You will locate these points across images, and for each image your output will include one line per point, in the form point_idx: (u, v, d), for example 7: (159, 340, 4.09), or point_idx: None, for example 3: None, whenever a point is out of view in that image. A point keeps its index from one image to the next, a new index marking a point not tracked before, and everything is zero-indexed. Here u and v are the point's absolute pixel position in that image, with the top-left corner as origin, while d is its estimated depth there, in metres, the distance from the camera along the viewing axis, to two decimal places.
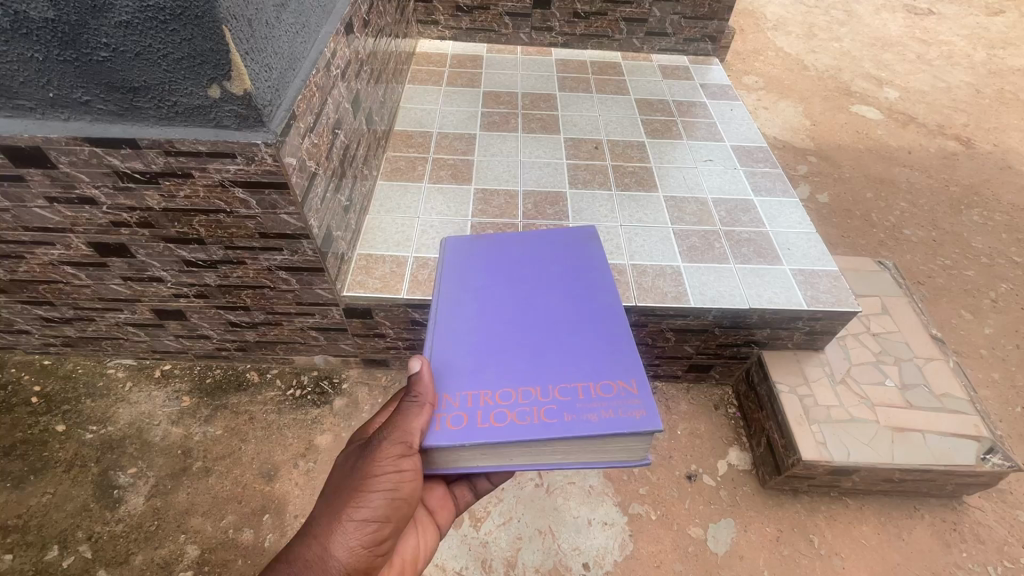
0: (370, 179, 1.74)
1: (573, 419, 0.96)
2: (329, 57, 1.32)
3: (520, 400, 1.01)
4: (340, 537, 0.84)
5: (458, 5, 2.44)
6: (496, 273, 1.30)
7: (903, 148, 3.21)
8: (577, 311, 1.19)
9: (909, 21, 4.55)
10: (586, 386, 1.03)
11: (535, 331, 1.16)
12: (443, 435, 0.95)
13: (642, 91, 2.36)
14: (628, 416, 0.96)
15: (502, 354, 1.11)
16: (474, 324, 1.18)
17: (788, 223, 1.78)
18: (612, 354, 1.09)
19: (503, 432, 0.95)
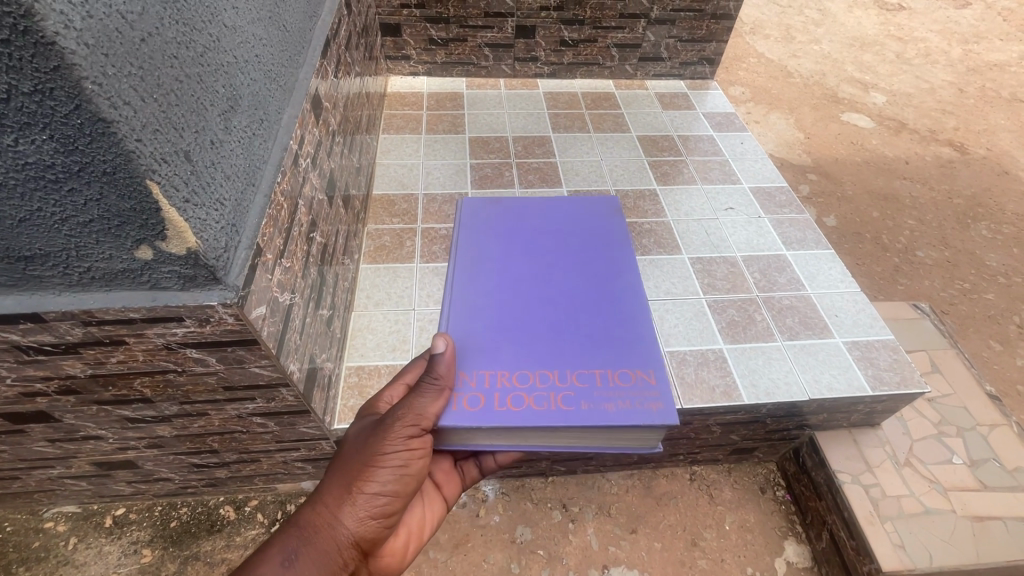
0: (352, 266, 1.47)
1: (591, 407, 0.95)
2: (296, 152, 1.05)
3: (538, 384, 1.00)
4: (349, 509, 0.80)
5: (431, 39, 2.18)
6: (513, 253, 1.28)
7: (900, 158, 3.10)
8: (595, 293, 1.18)
9: (882, 18, 4.48)
10: (603, 373, 1.01)
11: (556, 313, 1.14)
12: (462, 416, 0.93)
13: (643, 126, 2.14)
14: (643, 408, 0.94)
15: (520, 337, 1.09)
16: (491, 304, 1.16)
17: (828, 282, 1.59)
18: (629, 345, 1.07)
19: (522, 417, 0.94)
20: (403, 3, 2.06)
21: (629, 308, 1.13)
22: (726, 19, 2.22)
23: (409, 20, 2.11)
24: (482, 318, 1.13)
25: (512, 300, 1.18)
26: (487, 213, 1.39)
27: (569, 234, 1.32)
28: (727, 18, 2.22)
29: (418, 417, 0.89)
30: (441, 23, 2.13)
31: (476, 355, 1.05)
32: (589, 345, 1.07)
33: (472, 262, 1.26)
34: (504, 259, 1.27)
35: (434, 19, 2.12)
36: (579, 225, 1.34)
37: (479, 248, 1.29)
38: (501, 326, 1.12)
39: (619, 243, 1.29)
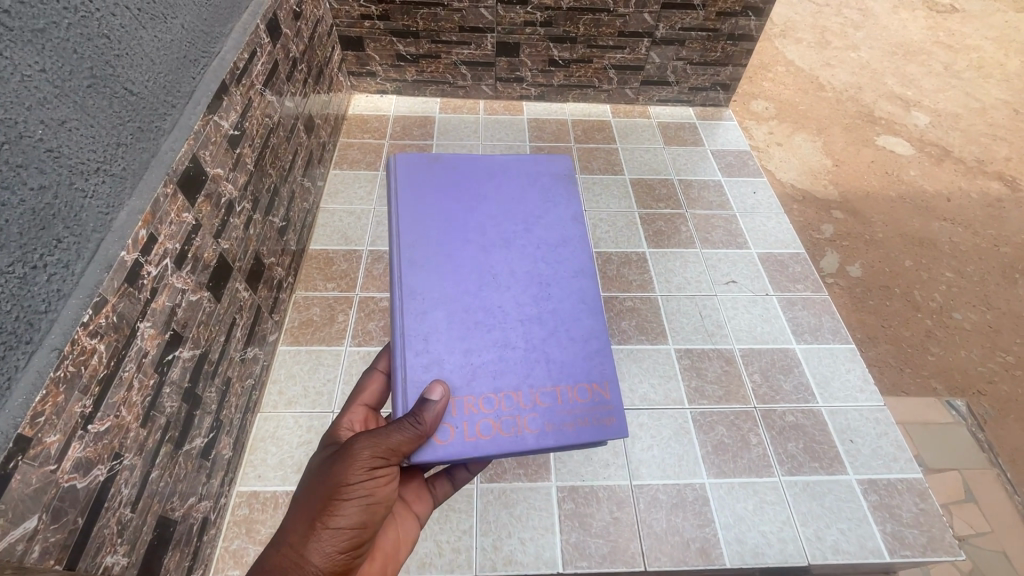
0: (261, 353, 1.22)
1: (556, 431, 0.87)
2: (134, 264, 0.79)
3: (504, 406, 0.89)
4: (317, 544, 0.71)
5: (399, 54, 1.89)
6: (462, 235, 1.05)
7: (942, 194, 2.72)
8: (554, 283, 1.00)
9: (931, 21, 4.00)
10: (563, 388, 0.92)
11: (516, 312, 0.97)
12: (433, 453, 0.83)
13: (639, 166, 1.83)
14: (601, 425, 0.88)
15: (480, 348, 0.94)
16: (444, 304, 0.97)
17: (845, 392, 1.30)
18: (587, 349, 0.95)
19: (491, 447, 0.85)
20: (363, 14, 1.77)
21: (587, 303, 0.99)
22: (746, 41, 1.87)
23: (372, 33, 1.82)
24: (436, 324, 0.95)
25: (465, 299, 0.98)
26: (427, 174, 1.10)
27: (520, 211, 1.08)
28: (748, 39, 1.88)
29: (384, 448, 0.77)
30: (409, 38, 1.84)
31: (445, 379, 0.90)
32: (549, 352, 0.94)
33: (425, 225, 1.04)
34: (451, 244, 1.03)
35: (401, 33, 1.83)
36: (528, 200, 1.09)
37: (423, 230, 1.03)
38: (458, 332, 0.95)
39: (572, 222, 1.07)
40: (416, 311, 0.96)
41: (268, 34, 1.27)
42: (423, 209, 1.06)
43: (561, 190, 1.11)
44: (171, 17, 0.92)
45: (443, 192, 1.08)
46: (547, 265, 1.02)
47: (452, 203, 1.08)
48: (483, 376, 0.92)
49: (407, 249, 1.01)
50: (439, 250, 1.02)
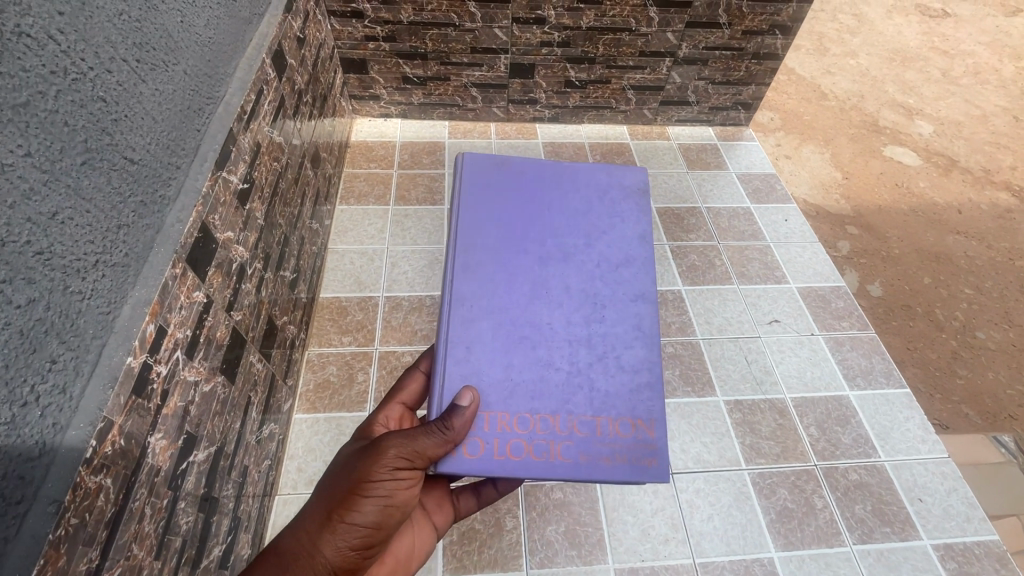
0: (277, 428, 1.09)
1: (589, 465, 0.75)
2: (141, 368, 0.66)
3: (539, 428, 0.78)
4: (327, 541, 0.68)
5: (406, 76, 1.76)
6: (519, 241, 0.90)
7: (953, 206, 2.69)
8: (610, 308, 0.87)
9: (924, 28, 3.87)
10: (605, 418, 0.80)
11: (566, 332, 0.85)
12: (454, 463, 0.74)
13: (664, 193, 1.74)
14: (640, 467, 0.76)
15: (522, 366, 0.82)
16: (490, 315, 0.84)
17: (907, 444, 1.22)
18: (635, 382, 0.83)
19: (518, 470, 0.74)
20: (368, 35, 1.63)
21: (643, 333, 0.85)
22: (771, 59, 1.79)
23: (377, 55, 1.69)
24: (480, 333, 0.83)
25: (513, 309, 0.85)
26: (487, 170, 0.94)
27: (585, 222, 0.93)
28: (773, 58, 1.79)
29: (408, 457, 0.70)
30: (417, 59, 1.71)
31: (481, 391, 0.79)
32: (595, 378, 0.82)
33: (481, 222, 0.90)
34: (506, 250, 0.89)
35: (408, 54, 1.70)
36: (595, 212, 0.94)
37: (477, 232, 0.89)
38: (503, 345, 0.83)
39: (640, 243, 0.91)
40: (461, 318, 0.84)
41: (274, 68, 1.14)
42: (478, 208, 0.91)
43: (631, 204, 0.95)
44: (173, 63, 0.79)
45: (504, 193, 0.93)
46: (607, 285, 0.88)
47: (512, 205, 0.93)
48: (521, 394, 0.80)
49: (459, 251, 0.88)
50: (491, 254, 0.88)
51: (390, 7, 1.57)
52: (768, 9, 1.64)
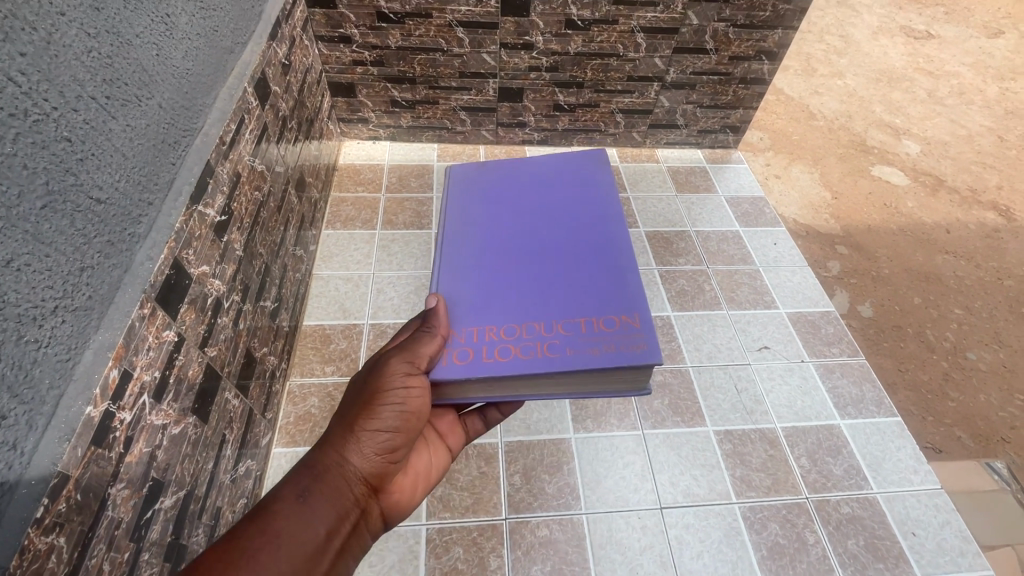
0: (253, 464, 1.06)
1: (577, 354, 0.76)
2: (102, 417, 0.63)
3: (525, 334, 0.81)
4: (354, 450, 0.68)
5: (394, 100, 1.76)
6: (499, 217, 1.03)
7: (940, 225, 2.69)
8: (583, 247, 0.96)
9: (910, 47, 3.94)
10: (591, 319, 0.82)
11: (543, 268, 0.93)
12: (447, 369, 0.76)
13: (654, 217, 1.73)
14: (627, 350, 0.76)
15: (508, 298, 0.88)
16: (477, 269, 0.94)
17: (899, 476, 1.20)
18: (617, 290, 0.87)
19: (506, 367, 0.76)
20: (355, 60, 1.63)
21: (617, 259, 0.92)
22: (758, 84, 1.81)
23: (365, 79, 1.69)
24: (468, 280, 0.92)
25: (498, 263, 0.95)
26: (471, 174, 1.11)
27: (556, 193, 1.05)
28: (760, 82, 1.81)
29: (412, 360, 0.75)
30: (405, 83, 1.71)
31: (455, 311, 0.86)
32: (572, 293, 0.87)
33: (465, 207, 1.05)
34: (487, 220, 1.03)
35: (396, 79, 1.70)
36: (563, 184, 1.07)
37: (460, 210, 1.05)
38: (489, 285, 0.91)
39: (606, 199, 1.03)
40: (445, 267, 0.95)
41: (257, 97, 1.13)
42: (460, 197, 1.07)
43: (592, 174, 1.08)
44: (147, 97, 0.77)
45: (482, 182, 1.10)
46: (578, 234, 0.98)
47: (489, 189, 1.09)
48: (503, 311, 0.86)
49: (446, 223, 1.02)
50: (474, 224, 1.02)
51: (378, 32, 1.57)
52: (754, 36, 1.66)
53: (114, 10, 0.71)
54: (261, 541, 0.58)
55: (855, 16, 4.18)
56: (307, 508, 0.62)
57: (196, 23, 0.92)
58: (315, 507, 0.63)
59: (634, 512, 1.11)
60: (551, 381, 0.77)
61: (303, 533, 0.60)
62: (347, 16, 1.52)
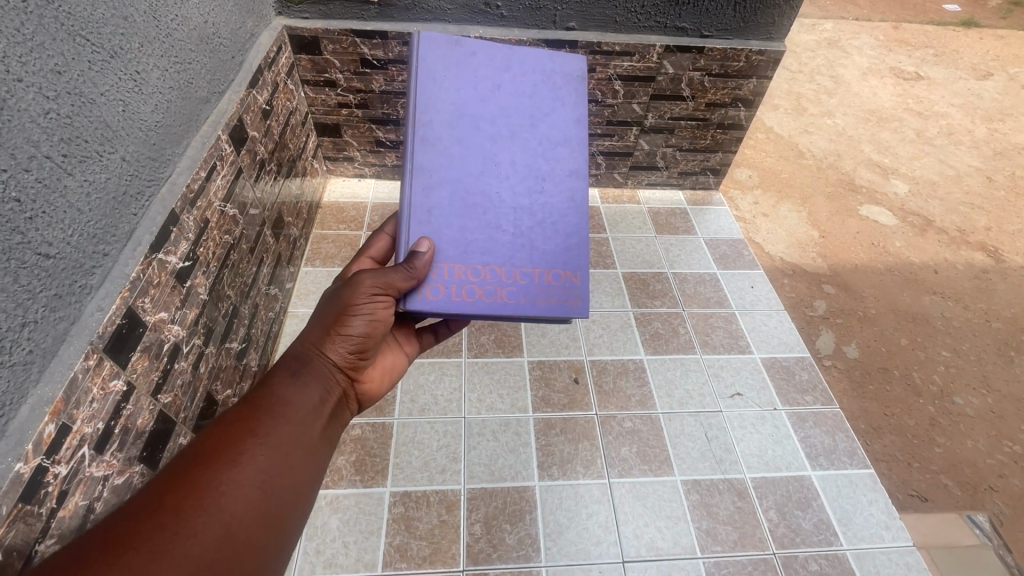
0: None
1: (530, 304, 0.92)
2: (34, 473, 0.63)
3: (489, 277, 0.93)
4: (328, 348, 0.83)
5: (378, 141, 1.80)
6: (470, 124, 0.98)
7: (928, 265, 2.26)
8: (550, 184, 0.99)
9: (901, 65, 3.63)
10: (544, 270, 0.95)
11: (512, 201, 0.97)
12: (420, 302, 0.88)
13: (632, 258, 1.74)
14: (567, 305, 0.93)
15: (475, 230, 0.95)
16: (447, 188, 0.95)
17: (869, 532, 1.18)
18: (567, 240, 0.98)
19: (473, 309, 0.89)
20: (341, 102, 1.68)
21: (574, 204, 0.99)
22: (736, 129, 1.84)
23: (350, 120, 1.73)
24: (439, 201, 0.95)
25: (467, 181, 0.96)
26: (441, 55, 0.99)
27: (528, 105, 1.01)
28: (737, 128, 1.84)
29: (383, 287, 0.84)
30: (389, 125, 1.75)
31: (437, 243, 0.92)
32: (534, 238, 0.96)
33: (435, 98, 0.98)
34: (460, 128, 0.98)
35: (380, 120, 1.74)
36: (537, 94, 1.02)
37: (434, 112, 0.97)
38: (459, 211, 0.95)
39: (576, 124, 1.02)
40: (421, 186, 0.94)
41: (232, 142, 1.15)
42: (430, 84, 0.98)
43: (570, 93, 1.03)
44: (109, 152, 0.80)
45: (458, 74, 0.99)
46: (548, 164, 1.00)
47: (465, 88, 0.99)
48: (474, 251, 0.93)
49: (420, 126, 0.96)
50: (448, 131, 0.97)
51: (362, 77, 1.62)
52: (729, 84, 1.70)
53: (78, 72, 0.74)
54: (269, 409, 0.75)
55: (845, 56, 3.63)
56: (300, 385, 0.79)
57: (169, 77, 0.96)
58: (306, 383, 0.80)
59: (595, 565, 1.09)
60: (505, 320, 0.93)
61: (300, 402, 0.78)
62: (332, 62, 1.57)
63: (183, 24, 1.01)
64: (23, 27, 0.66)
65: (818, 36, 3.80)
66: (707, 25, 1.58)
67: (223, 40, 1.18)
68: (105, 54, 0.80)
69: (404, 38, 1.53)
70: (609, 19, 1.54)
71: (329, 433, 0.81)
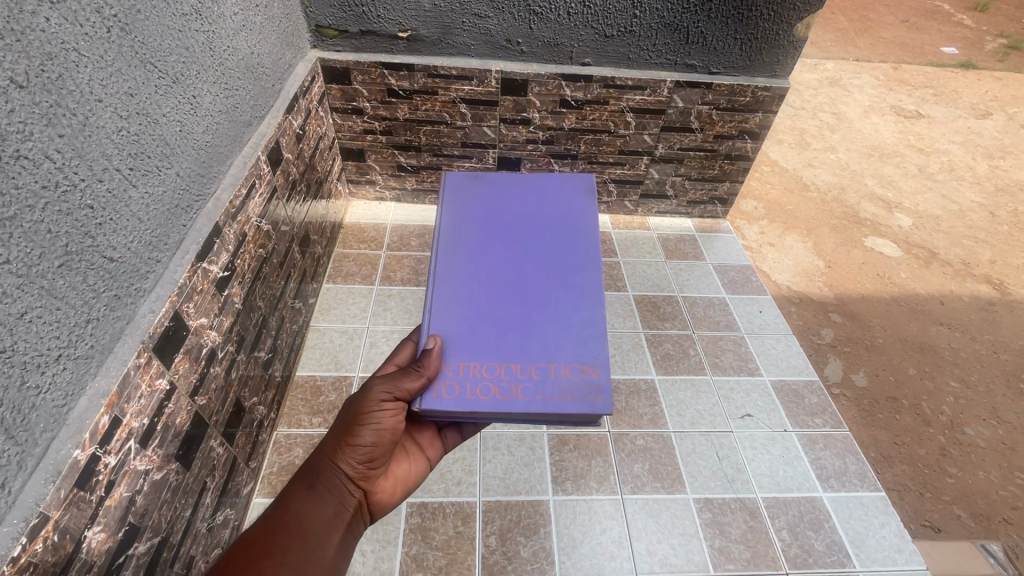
0: (232, 513, 1.09)
1: (547, 401, 0.87)
2: (88, 461, 0.68)
3: (504, 373, 0.90)
4: (341, 457, 0.82)
5: (400, 165, 1.88)
6: (491, 243, 1.06)
7: (933, 296, 2.29)
8: (565, 283, 1.01)
9: (905, 102, 3.73)
10: (561, 365, 0.92)
11: (529, 301, 0.99)
12: (434, 401, 0.85)
13: (642, 282, 1.79)
14: (586, 400, 0.87)
15: (494, 334, 0.95)
16: (467, 296, 0.98)
17: (882, 554, 1.19)
18: (585, 333, 0.96)
19: (487, 407, 0.85)
20: (366, 129, 1.77)
21: (589, 299, 0.99)
22: (743, 160, 1.91)
23: (373, 146, 1.82)
24: (459, 308, 0.97)
25: (486, 289, 1.00)
26: (466, 191, 1.13)
27: (541, 219, 1.10)
28: (744, 159, 1.91)
29: (392, 393, 0.83)
30: (411, 151, 1.83)
31: (451, 343, 0.93)
32: (551, 333, 0.95)
33: (459, 222, 1.08)
34: (481, 244, 1.06)
35: (403, 146, 1.82)
36: (549, 210, 1.11)
37: (458, 234, 1.06)
38: (478, 312, 0.97)
39: (586, 230, 1.07)
40: (444, 293, 0.99)
41: (269, 162, 1.22)
42: (456, 212, 1.09)
43: (580, 205, 1.11)
44: (166, 168, 0.86)
45: (481, 202, 1.12)
46: (562, 269, 1.03)
47: (486, 211, 1.10)
48: (490, 348, 0.93)
49: (444, 248, 1.04)
50: (465, 248, 1.04)
51: (388, 106, 1.71)
52: (736, 117, 1.78)
53: (146, 95, 0.82)
54: (289, 527, 0.78)
55: (846, 94, 3.75)
56: (317, 499, 0.80)
57: (219, 101, 1.04)
58: (321, 496, 0.81)
59: None
60: (520, 420, 0.87)
61: (314, 516, 0.79)
62: (361, 91, 1.67)
63: (232, 55, 1.10)
64: (105, 54, 0.73)
65: (820, 75, 3.94)
66: (715, 63, 1.67)
67: (265, 70, 1.27)
68: (168, 80, 0.88)
69: (429, 70, 1.63)
70: (623, 55, 1.64)
71: (346, 542, 0.82)
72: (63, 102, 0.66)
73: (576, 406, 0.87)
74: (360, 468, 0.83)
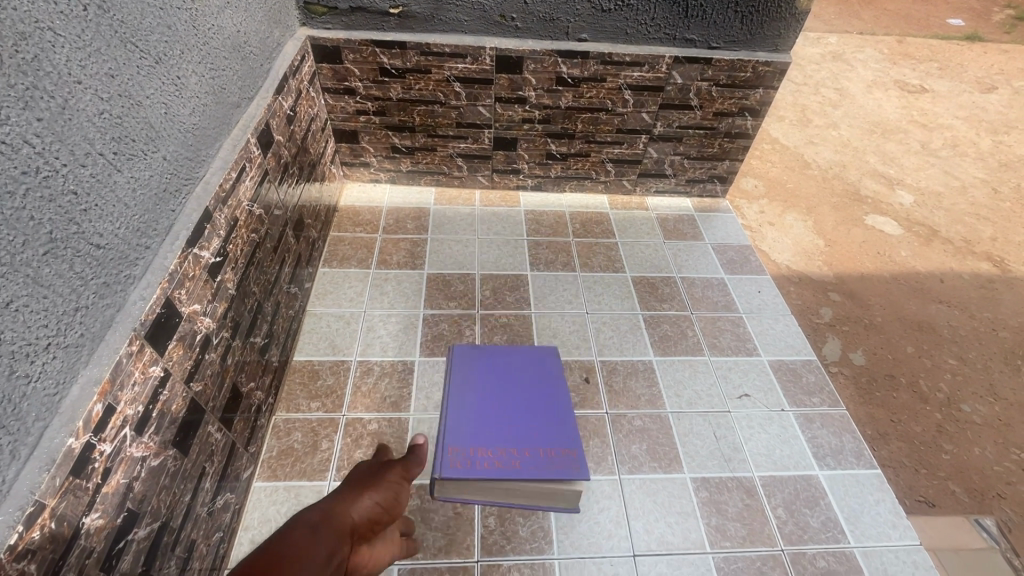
0: (232, 497, 1.10)
1: (536, 470, 1.11)
2: (83, 449, 0.67)
3: (502, 453, 1.14)
4: (352, 507, 0.84)
5: (395, 146, 1.85)
6: (490, 388, 1.29)
7: (933, 274, 2.28)
8: (548, 420, 1.23)
9: (909, 76, 3.66)
10: (546, 448, 1.16)
11: (519, 419, 1.23)
12: (452, 471, 1.10)
13: (640, 263, 1.78)
14: (567, 469, 1.11)
15: (494, 434, 1.18)
16: (472, 423, 1.20)
17: (877, 530, 1.20)
18: (561, 421, 1.23)
19: (489, 474, 1.10)
20: (359, 109, 1.73)
21: (562, 404, 1.28)
22: (742, 138, 1.88)
23: (367, 127, 1.79)
24: (465, 425, 1.19)
25: (485, 415, 1.22)
26: (465, 358, 1.36)
27: (523, 388, 1.31)
28: (744, 137, 1.88)
29: (402, 473, 0.95)
30: (405, 132, 1.80)
31: (460, 442, 1.15)
32: (538, 437, 1.18)
33: (461, 382, 1.30)
34: (481, 386, 1.30)
35: (397, 127, 1.79)
36: (528, 377, 1.34)
37: (462, 395, 1.27)
38: (480, 424, 1.20)
39: (557, 393, 1.31)
40: (453, 418, 1.21)
41: (260, 145, 1.20)
42: (461, 365, 1.34)
43: (553, 381, 1.34)
44: (152, 152, 0.84)
45: (480, 353, 1.38)
46: (543, 402, 1.28)
47: (483, 370, 1.34)
48: (491, 442, 1.16)
49: (452, 394, 1.27)
50: (469, 389, 1.28)
51: (381, 85, 1.67)
52: (736, 94, 1.74)
53: (128, 76, 0.79)
54: (288, 561, 0.67)
55: (849, 69, 3.68)
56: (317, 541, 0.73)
57: (205, 82, 1.01)
58: (320, 540, 0.74)
59: (607, 558, 1.11)
60: (517, 490, 1.10)
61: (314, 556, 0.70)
62: (352, 71, 1.63)
63: (217, 33, 1.07)
64: (83, 33, 0.71)
65: (823, 49, 3.86)
66: (715, 38, 1.63)
67: (253, 49, 1.24)
68: (151, 61, 0.85)
69: (422, 48, 1.59)
70: (621, 30, 1.60)
71: None
72: (40, 84, 0.64)
73: (559, 474, 1.11)
74: (363, 521, 0.84)
